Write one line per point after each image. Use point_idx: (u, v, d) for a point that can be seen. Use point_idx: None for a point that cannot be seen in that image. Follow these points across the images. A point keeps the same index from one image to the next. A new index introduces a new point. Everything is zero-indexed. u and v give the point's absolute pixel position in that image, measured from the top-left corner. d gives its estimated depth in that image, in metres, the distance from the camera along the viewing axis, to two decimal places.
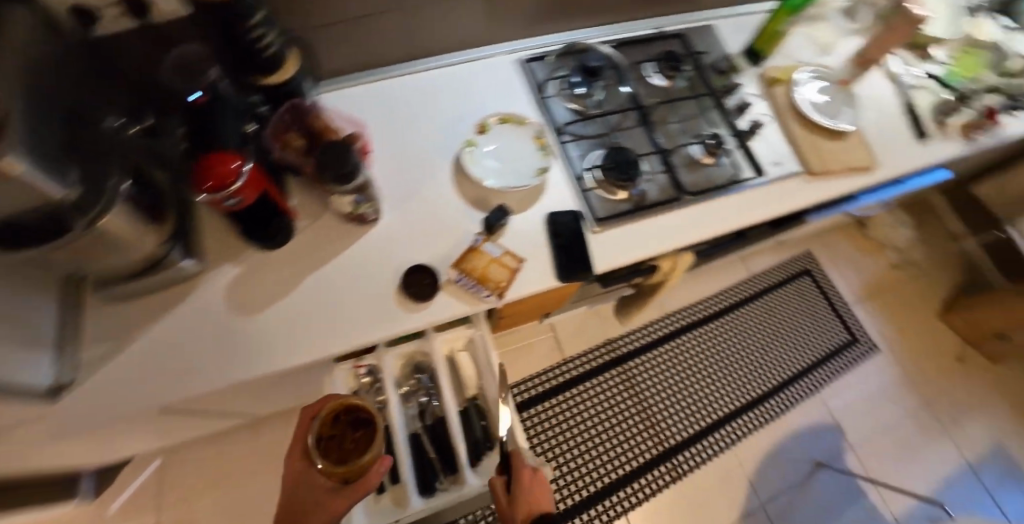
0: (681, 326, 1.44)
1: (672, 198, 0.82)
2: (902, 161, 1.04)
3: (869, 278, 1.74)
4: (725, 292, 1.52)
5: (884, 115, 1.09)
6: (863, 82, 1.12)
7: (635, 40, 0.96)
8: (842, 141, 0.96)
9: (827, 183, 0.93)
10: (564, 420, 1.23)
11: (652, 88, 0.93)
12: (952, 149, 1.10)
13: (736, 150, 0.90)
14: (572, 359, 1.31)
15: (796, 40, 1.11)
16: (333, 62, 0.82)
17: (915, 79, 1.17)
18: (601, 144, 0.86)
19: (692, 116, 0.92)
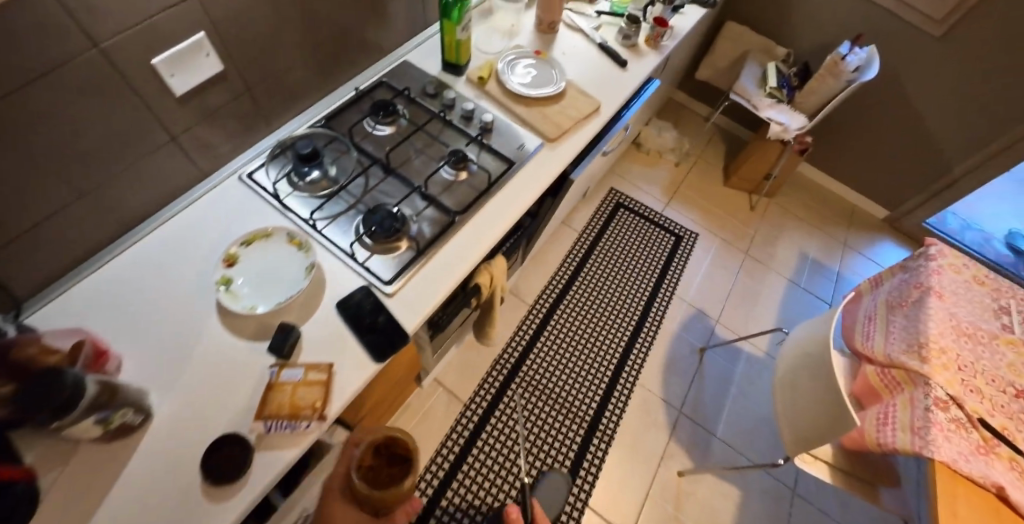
0: (549, 308, 1.63)
1: (446, 225, 0.85)
2: (618, 90, 1.15)
3: (663, 183, 2.07)
4: (566, 261, 1.75)
5: (587, 60, 1.21)
6: (558, 41, 1.24)
7: (346, 104, 0.99)
8: (560, 103, 1.06)
9: (568, 141, 1.02)
10: (495, 454, 1.34)
11: (383, 139, 0.96)
12: (651, 61, 1.24)
13: (481, 153, 0.96)
14: (479, 388, 1.44)
15: (484, 34, 1.18)
16: (23, 283, 0.71)
17: (596, 17, 1.30)
18: (360, 211, 0.86)
19: (431, 142, 0.96)
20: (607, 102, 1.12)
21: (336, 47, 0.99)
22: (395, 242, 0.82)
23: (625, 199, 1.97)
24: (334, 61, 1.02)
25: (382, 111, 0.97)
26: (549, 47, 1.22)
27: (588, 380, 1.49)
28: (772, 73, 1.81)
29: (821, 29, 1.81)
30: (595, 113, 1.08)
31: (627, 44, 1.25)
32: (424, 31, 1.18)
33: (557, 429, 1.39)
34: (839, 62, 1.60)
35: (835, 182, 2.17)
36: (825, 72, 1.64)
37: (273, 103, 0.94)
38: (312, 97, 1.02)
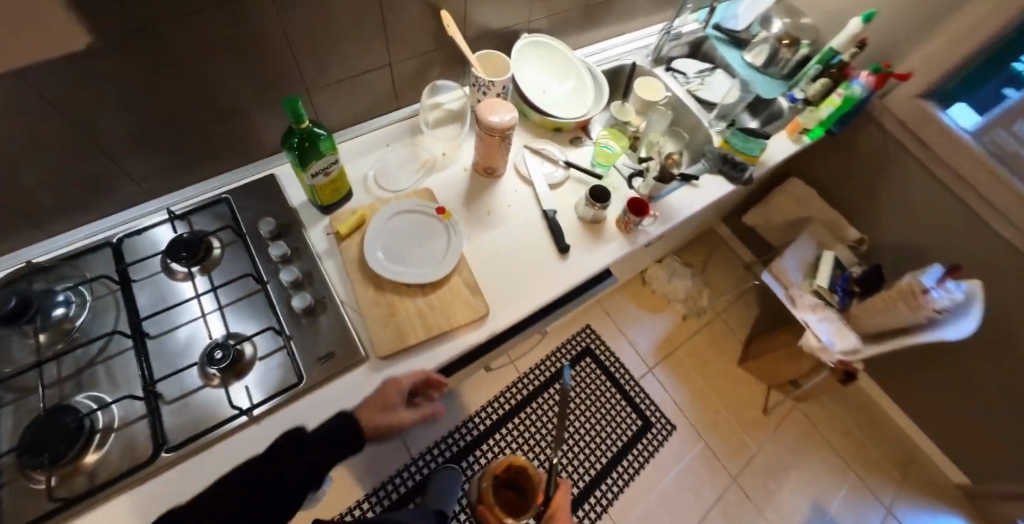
0: (463, 449, 1.39)
1: (142, 462, 0.67)
2: (535, 293, 0.82)
3: (655, 340, 1.67)
4: (500, 397, 1.49)
5: (518, 230, 0.89)
6: (495, 192, 0.93)
7: (154, 224, 0.81)
8: (428, 303, 0.77)
9: (402, 363, 0.74)
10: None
11: (174, 286, 0.77)
12: (609, 255, 0.89)
13: (267, 354, 0.73)
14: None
15: (395, 166, 0.92)
16: None
17: (562, 170, 0.98)
18: (63, 393, 0.69)
19: (219, 312, 0.75)
20: (504, 309, 0.80)
21: (160, 151, 0.78)
22: (59, 469, 0.65)
23: (597, 346, 1.62)
24: (163, 164, 0.80)
25: (181, 250, 0.76)
26: (477, 199, 0.91)
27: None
28: (825, 268, 1.36)
29: (920, 222, 1.32)
30: (478, 322, 0.78)
31: (587, 220, 0.92)
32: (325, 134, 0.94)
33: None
34: (920, 293, 1.11)
35: (903, 411, 1.60)
36: (891, 296, 1.18)
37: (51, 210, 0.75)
38: (127, 199, 0.82)
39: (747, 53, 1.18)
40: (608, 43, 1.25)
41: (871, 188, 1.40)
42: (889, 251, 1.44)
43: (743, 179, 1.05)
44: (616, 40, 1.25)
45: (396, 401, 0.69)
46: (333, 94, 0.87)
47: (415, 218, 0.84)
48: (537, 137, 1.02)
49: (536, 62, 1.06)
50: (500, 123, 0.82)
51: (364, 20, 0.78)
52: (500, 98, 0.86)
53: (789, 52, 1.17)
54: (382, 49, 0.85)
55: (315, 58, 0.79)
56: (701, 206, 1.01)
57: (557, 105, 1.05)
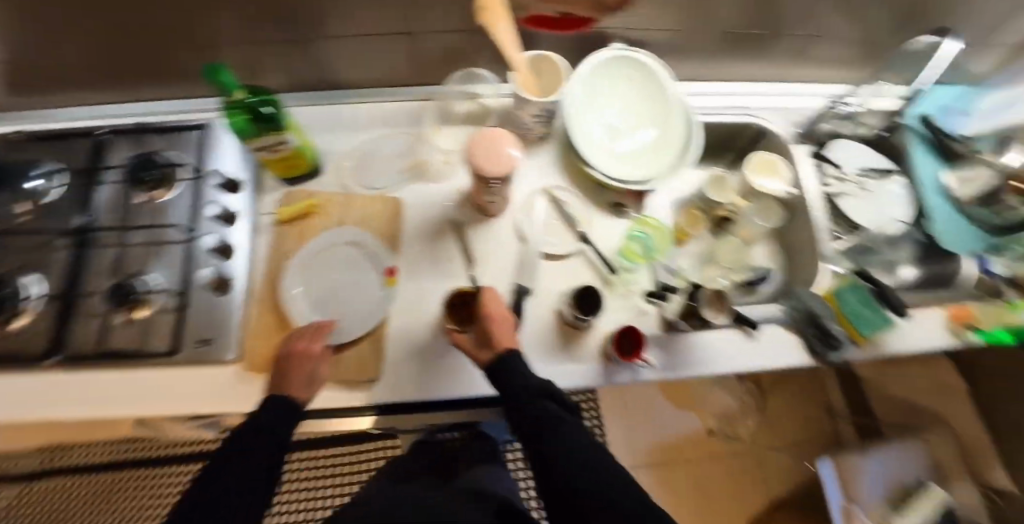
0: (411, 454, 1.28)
1: (31, 357, 0.67)
2: (443, 382, 0.66)
3: (661, 442, 1.35)
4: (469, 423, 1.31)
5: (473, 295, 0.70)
6: (479, 233, 0.74)
7: (132, 129, 0.81)
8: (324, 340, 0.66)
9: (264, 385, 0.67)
10: (181, 490, 1.27)
11: (126, 204, 0.77)
12: (562, 380, 0.66)
13: (165, 311, 0.70)
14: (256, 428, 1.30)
15: (384, 156, 0.77)
16: None
17: (576, 241, 0.74)
18: (10, 262, 0.73)
19: (150, 247, 0.74)
20: (397, 387, 0.65)
21: (150, 57, 0.73)
22: None
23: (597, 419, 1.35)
24: (157, 68, 0.76)
25: None
26: (449, 234, 0.73)
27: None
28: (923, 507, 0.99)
29: None
30: (363, 386, 0.66)
31: (565, 322, 0.68)
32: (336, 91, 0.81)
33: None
34: None
35: None
36: None
37: (58, 79, 0.77)
38: (131, 88, 0.81)
39: (950, 174, 0.80)
40: (752, 87, 0.89)
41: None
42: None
43: (828, 360, 0.65)
44: (763, 86, 0.90)
45: (317, 371, 0.61)
46: (341, 51, 0.73)
47: (352, 245, 0.72)
48: (573, 182, 0.78)
49: (615, 92, 0.80)
50: (494, 167, 0.63)
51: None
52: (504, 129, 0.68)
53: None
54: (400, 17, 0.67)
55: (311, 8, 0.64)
56: (736, 370, 0.65)
57: (621, 156, 0.79)
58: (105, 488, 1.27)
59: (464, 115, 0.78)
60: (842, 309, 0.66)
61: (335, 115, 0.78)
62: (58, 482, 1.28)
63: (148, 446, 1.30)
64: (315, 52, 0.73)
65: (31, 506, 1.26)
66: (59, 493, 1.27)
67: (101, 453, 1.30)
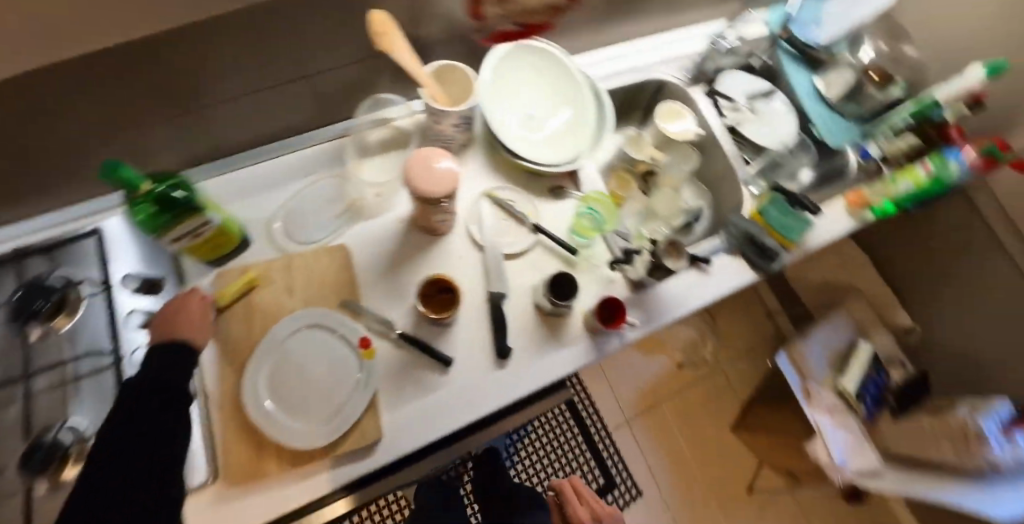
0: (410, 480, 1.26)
1: None
2: (446, 416, 0.66)
3: (640, 389, 1.39)
4: None
5: (450, 322, 0.69)
6: (432, 255, 0.72)
7: None
8: (312, 420, 0.62)
9: (255, 495, 0.60)
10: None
11: (14, 347, 0.61)
12: (563, 367, 0.70)
13: None
14: None
15: (310, 208, 0.73)
16: None
17: (531, 233, 0.74)
18: None
19: (64, 388, 0.60)
20: (401, 435, 0.64)
21: None
22: None
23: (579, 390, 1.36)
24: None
25: (17, 309, 0.61)
26: (406, 265, 0.72)
27: None
28: (858, 361, 1.09)
29: None
30: (365, 450, 0.63)
31: (546, 312, 0.71)
32: (232, 150, 0.74)
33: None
34: (975, 438, 0.90)
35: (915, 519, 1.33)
36: (937, 430, 0.96)
37: None
38: None
39: (818, 79, 0.99)
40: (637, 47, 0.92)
41: (983, 277, 1.02)
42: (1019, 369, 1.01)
43: (769, 268, 0.81)
44: (654, 40, 0.94)
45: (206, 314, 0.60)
46: (236, 108, 0.66)
47: (312, 326, 0.66)
48: (505, 179, 0.77)
49: (528, 79, 0.79)
50: (438, 188, 0.60)
51: (271, 31, 0.55)
52: (416, 155, 0.61)
53: (875, 89, 0.97)
54: (300, 60, 0.62)
55: (201, 74, 0.57)
56: (696, 303, 0.77)
57: (550, 139, 0.78)
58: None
59: (380, 145, 0.77)
60: (772, 222, 0.83)
61: (245, 176, 0.73)
62: None
63: None
64: (197, 120, 0.65)
65: None
66: None
67: None
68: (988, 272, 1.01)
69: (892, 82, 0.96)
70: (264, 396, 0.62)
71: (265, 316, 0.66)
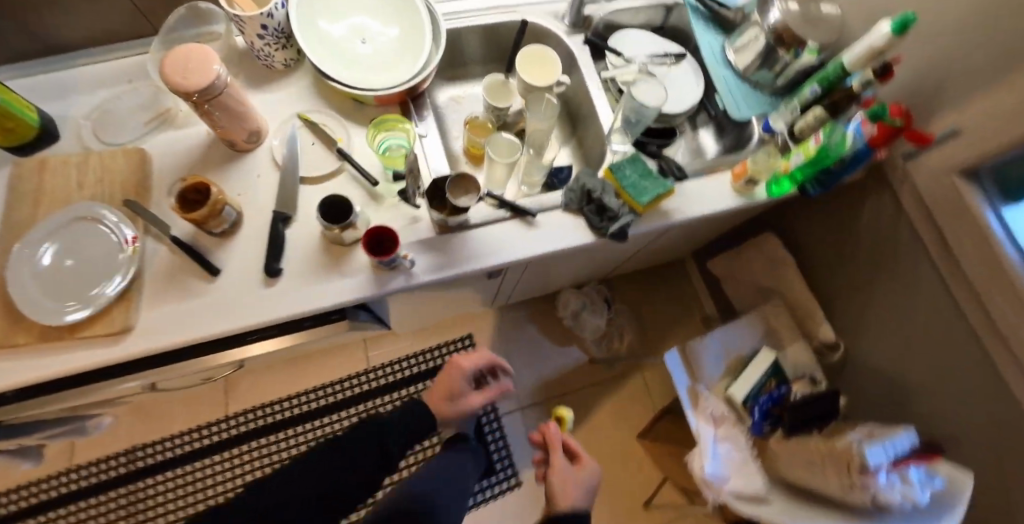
0: (289, 416, 1.31)
1: None
2: (204, 322, 0.64)
3: (542, 378, 1.34)
4: (358, 378, 1.36)
5: (230, 235, 0.67)
6: (227, 172, 0.70)
7: None
8: (65, 300, 0.62)
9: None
10: (122, 510, 1.20)
11: None
12: (335, 297, 0.65)
13: None
14: (127, 451, 1.25)
15: (123, 111, 0.72)
16: None
17: (336, 159, 0.71)
18: None
19: None
20: (153, 330, 0.64)
21: None
22: None
23: None
24: None
25: None
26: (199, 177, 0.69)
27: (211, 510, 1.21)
28: (752, 373, 0.97)
29: (916, 359, 0.90)
30: (115, 339, 0.63)
31: (329, 240, 0.67)
32: (64, 48, 0.74)
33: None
34: (857, 469, 0.72)
35: None
36: (821, 453, 0.79)
37: None
38: None
39: (729, 45, 0.96)
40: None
41: (902, 280, 0.89)
42: (935, 390, 0.87)
43: (607, 235, 0.73)
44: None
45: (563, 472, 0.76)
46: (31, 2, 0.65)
47: (83, 215, 0.65)
48: (327, 104, 0.74)
49: (367, 5, 0.77)
50: (188, 88, 0.55)
51: None
52: (176, 51, 0.55)
53: (786, 53, 0.89)
54: None
55: None
56: (514, 257, 0.70)
57: (382, 63, 0.75)
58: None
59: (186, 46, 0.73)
60: (622, 183, 0.75)
61: (63, 80, 0.73)
62: None
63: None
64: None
65: None
66: None
67: None
68: (911, 275, 0.87)
69: (805, 45, 0.87)
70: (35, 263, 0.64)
71: (51, 200, 0.67)
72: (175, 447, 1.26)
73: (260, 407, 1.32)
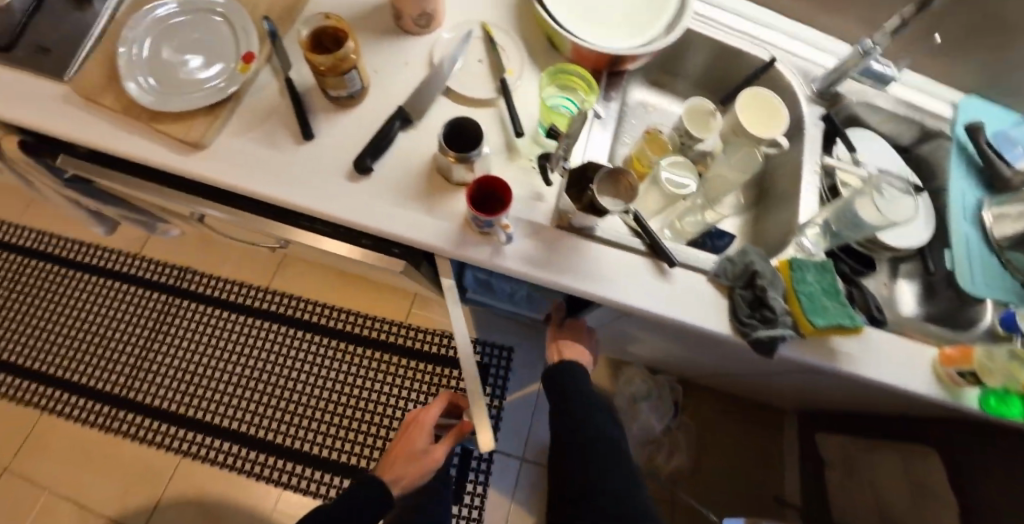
0: (305, 317, 1.25)
1: None
2: (268, 179, 0.55)
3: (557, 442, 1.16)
4: (383, 320, 1.26)
5: (346, 107, 0.59)
6: (384, 49, 0.62)
7: None
8: (161, 85, 0.59)
9: (80, 116, 0.59)
10: (136, 312, 1.23)
11: None
12: (406, 230, 0.52)
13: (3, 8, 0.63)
14: (165, 264, 1.26)
15: None
16: None
17: (495, 91, 0.60)
18: None
19: None
20: (221, 160, 0.57)
21: None
22: None
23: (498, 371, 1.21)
24: None
25: None
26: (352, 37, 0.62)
27: (194, 360, 1.20)
28: None
29: None
30: (182, 149, 0.57)
31: (438, 169, 0.55)
32: None
33: (214, 401, 1.17)
34: None
35: None
36: None
37: None
38: None
39: (991, 206, 0.74)
40: (752, 13, 0.80)
41: None
42: None
43: (753, 341, 0.53)
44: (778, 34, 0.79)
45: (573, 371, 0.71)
46: None
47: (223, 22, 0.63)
48: (518, 34, 0.64)
49: None
50: None
51: None
52: None
53: None
54: None
55: None
56: (622, 299, 0.53)
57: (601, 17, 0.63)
58: (34, 278, 1.24)
59: None
60: (797, 289, 0.55)
61: None
62: None
63: (55, 244, 1.26)
64: None
65: None
66: None
67: (21, 239, 1.26)
68: None
69: None
70: (148, 32, 0.61)
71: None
72: (201, 283, 1.26)
73: (300, 300, 1.26)
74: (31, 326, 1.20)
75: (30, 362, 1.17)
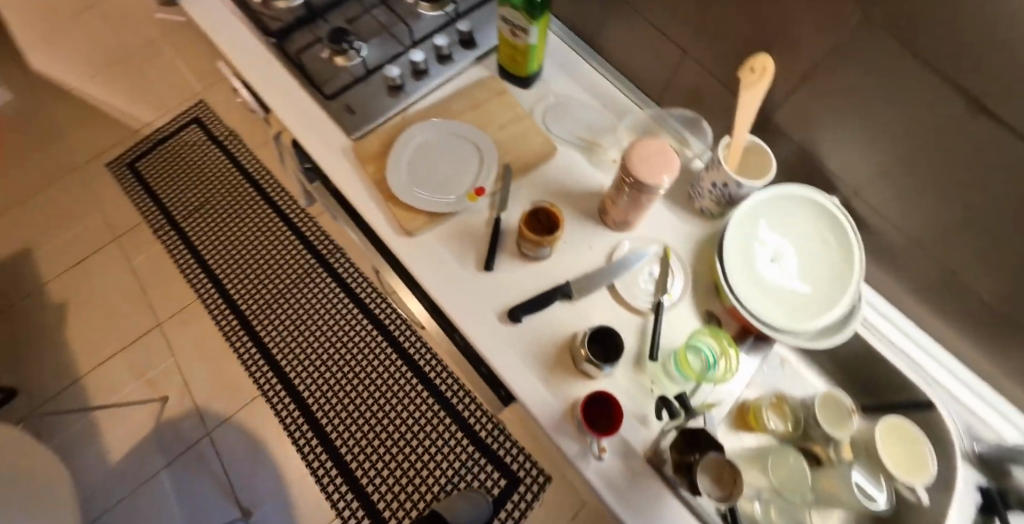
0: (405, 350, 1.41)
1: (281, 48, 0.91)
2: (443, 284, 0.69)
3: None
4: (461, 388, 1.36)
5: (526, 260, 0.71)
6: (578, 227, 0.75)
7: None
8: (411, 177, 0.77)
9: (350, 168, 0.81)
10: (301, 277, 1.51)
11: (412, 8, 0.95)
12: (519, 384, 0.61)
13: (348, 72, 0.89)
14: (338, 252, 1.54)
15: (576, 117, 0.86)
16: None
17: (649, 305, 0.68)
18: None
19: (386, 34, 0.93)
20: (417, 249, 0.72)
21: None
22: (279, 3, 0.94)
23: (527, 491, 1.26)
24: None
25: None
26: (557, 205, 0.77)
27: (314, 336, 1.44)
28: None
29: None
30: (398, 229, 0.74)
31: (571, 347, 0.64)
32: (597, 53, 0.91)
33: (310, 377, 1.39)
34: None
35: None
36: None
37: None
38: None
39: None
40: (934, 342, 0.76)
41: None
42: None
43: None
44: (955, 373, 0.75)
45: None
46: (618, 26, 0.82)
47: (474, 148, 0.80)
48: (692, 265, 0.73)
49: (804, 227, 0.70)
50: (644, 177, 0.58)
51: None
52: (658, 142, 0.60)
53: None
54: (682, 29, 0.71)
55: None
56: None
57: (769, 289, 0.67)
58: (254, 211, 1.62)
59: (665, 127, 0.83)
60: None
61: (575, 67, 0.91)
62: (241, 168, 1.68)
63: (284, 199, 1.63)
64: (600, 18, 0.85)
65: (220, 166, 1.69)
66: (233, 170, 1.68)
67: (267, 185, 1.66)
68: None
69: None
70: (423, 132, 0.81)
71: (483, 122, 0.83)
72: (353, 279, 1.51)
73: (405, 326, 1.44)
74: (234, 243, 1.58)
75: (221, 268, 1.55)
